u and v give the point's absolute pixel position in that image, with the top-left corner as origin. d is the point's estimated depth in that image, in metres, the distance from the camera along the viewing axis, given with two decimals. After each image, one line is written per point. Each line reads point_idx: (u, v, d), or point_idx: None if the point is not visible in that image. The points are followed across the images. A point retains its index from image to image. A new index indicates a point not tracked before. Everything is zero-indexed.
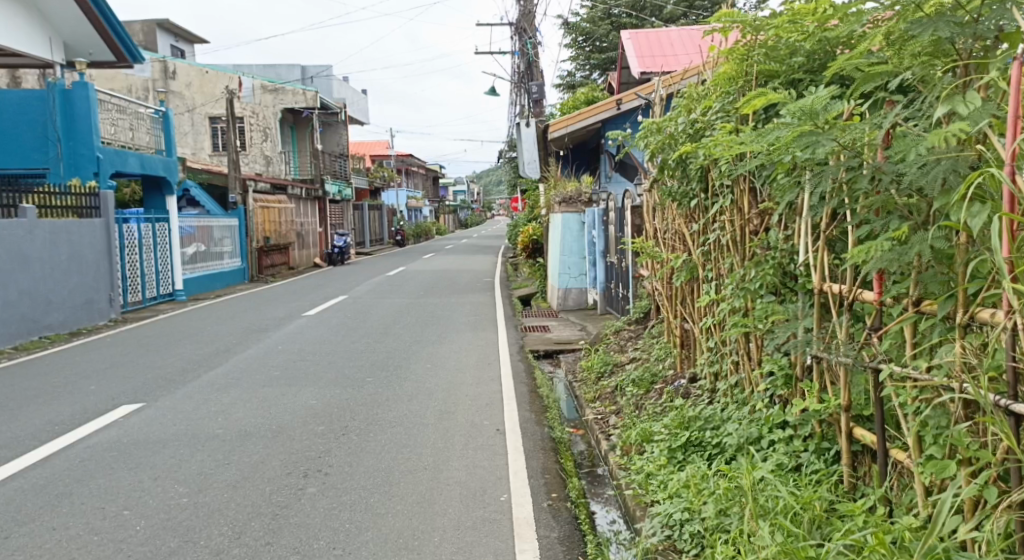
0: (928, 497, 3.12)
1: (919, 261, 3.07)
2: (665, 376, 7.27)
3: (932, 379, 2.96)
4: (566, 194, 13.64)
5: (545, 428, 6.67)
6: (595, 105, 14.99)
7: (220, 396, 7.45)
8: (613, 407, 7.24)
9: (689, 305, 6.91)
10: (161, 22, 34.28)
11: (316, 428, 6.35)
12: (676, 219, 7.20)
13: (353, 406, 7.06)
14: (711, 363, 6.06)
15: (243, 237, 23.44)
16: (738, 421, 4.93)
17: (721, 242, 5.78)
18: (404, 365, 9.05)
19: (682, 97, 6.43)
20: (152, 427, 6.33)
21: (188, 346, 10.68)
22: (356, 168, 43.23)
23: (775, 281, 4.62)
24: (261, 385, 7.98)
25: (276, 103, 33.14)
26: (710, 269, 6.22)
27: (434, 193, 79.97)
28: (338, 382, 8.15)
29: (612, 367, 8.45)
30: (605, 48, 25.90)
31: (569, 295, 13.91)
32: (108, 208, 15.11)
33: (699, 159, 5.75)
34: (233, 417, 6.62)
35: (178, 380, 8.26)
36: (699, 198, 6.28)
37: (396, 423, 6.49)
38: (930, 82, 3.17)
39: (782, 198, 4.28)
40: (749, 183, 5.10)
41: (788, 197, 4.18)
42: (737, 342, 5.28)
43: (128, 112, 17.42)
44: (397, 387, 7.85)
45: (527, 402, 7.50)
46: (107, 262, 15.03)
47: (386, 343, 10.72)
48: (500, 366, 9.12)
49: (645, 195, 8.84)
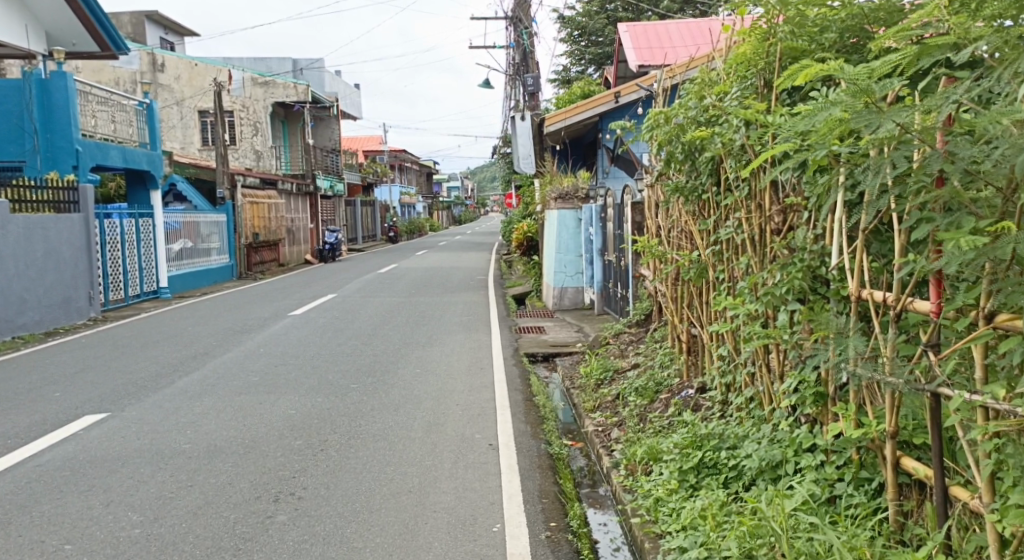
0: (1005, 550, 2.65)
1: (997, 267, 2.61)
2: (671, 385, 6.80)
3: (1014, 412, 2.50)
4: (563, 190, 13.20)
5: (541, 442, 6.16)
6: (592, 97, 14.49)
7: (192, 406, 6.93)
8: (615, 418, 6.73)
9: (696, 309, 6.47)
10: (150, 14, 33.59)
11: (293, 442, 5.83)
12: (683, 216, 6.74)
13: (335, 417, 6.55)
14: (724, 373, 5.59)
15: (231, 234, 22.87)
16: (760, 440, 4.44)
17: (736, 242, 5.31)
18: (392, 370, 8.54)
19: (690, 85, 5.97)
20: (112, 441, 5.80)
21: (166, 347, 10.15)
22: (348, 163, 42.63)
23: (803, 287, 4.10)
24: (238, 392, 7.45)
25: (267, 97, 32.35)
26: (722, 272, 5.75)
27: (429, 189, 79.56)
28: (320, 389, 7.62)
29: (613, 375, 7.94)
30: (601, 43, 25.44)
31: (565, 294, 13.40)
32: (87, 203, 14.54)
33: (713, 148, 5.31)
34: (204, 430, 6.09)
35: (149, 387, 7.73)
36: (709, 193, 5.86)
37: (380, 437, 5.99)
38: (1008, 55, 2.75)
39: (820, 191, 3.81)
40: (771, 176, 4.67)
41: (828, 191, 3.72)
42: (756, 352, 4.80)
43: (110, 104, 16.80)
44: (382, 396, 7.34)
45: (522, 412, 6.98)
46: (86, 259, 14.44)
47: (373, 345, 10.20)
48: (494, 371, 8.62)
49: (647, 192, 8.35)
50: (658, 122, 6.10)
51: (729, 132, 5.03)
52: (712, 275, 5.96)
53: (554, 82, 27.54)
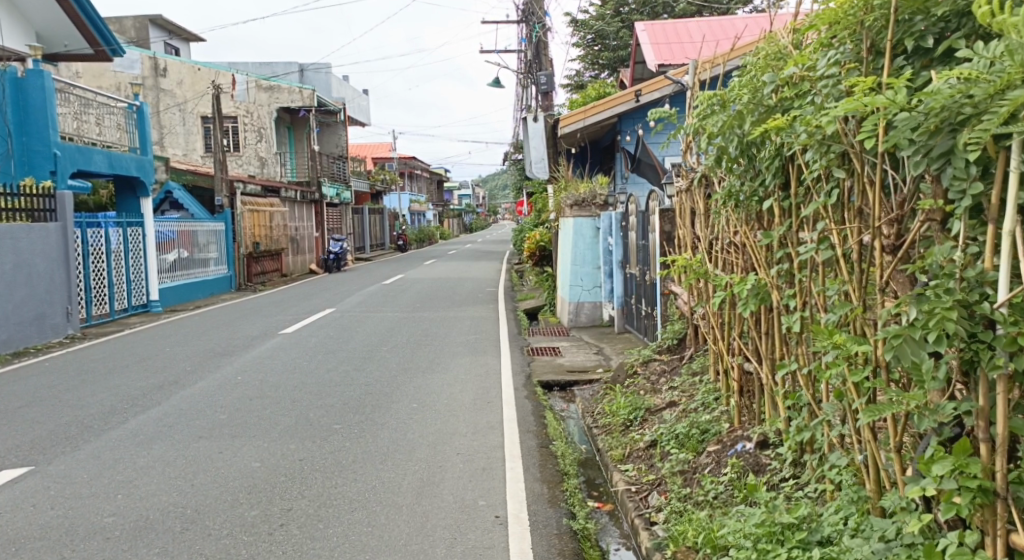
0: None
1: None
2: (719, 432, 5.57)
3: None
4: (579, 196, 11.89)
5: (563, 512, 4.88)
6: (611, 96, 13.28)
7: (137, 454, 5.68)
8: (650, 474, 5.48)
9: (755, 340, 5.27)
10: (154, 18, 32.54)
11: (248, 513, 4.60)
12: (733, 224, 5.48)
13: (307, 473, 5.29)
14: (800, 428, 4.45)
15: (229, 242, 21.67)
16: (871, 539, 3.28)
17: (819, 260, 4.14)
18: (385, 405, 7.29)
19: (753, 60, 4.73)
20: (17, 513, 4.58)
21: (133, 375, 8.89)
22: (355, 170, 41.49)
23: (958, 333, 2.83)
24: (197, 436, 6.18)
25: (271, 102, 31.23)
26: (793, 297, 4.59)
27: (439, 197, 78.35)
28: (298, 431, 6.34)
29: (644, 415, 6.63)
30: (615, 47, 24.14)
31: (581, 310, 12.09)
32: (65, 211, 13.37)
33: (792, 141, 4.04)
34: (140, 493, 4.85)
35: (94, 428, 6.45)
36: (774, 198, 4.65)
37: (357, 505, 4.77)
38: None
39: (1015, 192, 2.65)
40: (883, 173, 3.48)
41: None
42: (858, 412, 3.62)
43: (94, 106, 15.53)
44: (368, 441, 6.09)
45: (537, 466, 5.71)
46: (64, 271, 13.25)
47: (367, 372, 8.95)
48: (504, 408, 7.34)
49: (679, 195, 7.03)
50: (711, 108, 5.02)
51: (812, 116, 3.80)
52: (776, 298, 4.74)
53: (567, 87, 26.31)
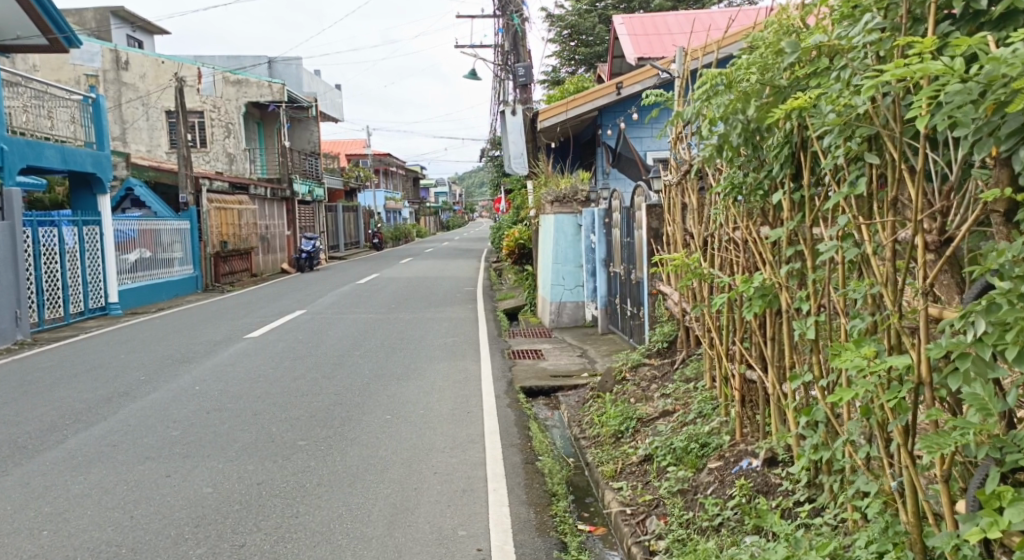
0: None
1: None
2: (719, 446, 5.07)
3: None
4: (559, 193, 11.19)
5: (552, 542, 4.36)
6: (591, 89, 12.76)
7: (71, 480, 5.10)
8: (645, 494, 4.97)
9: (758, 345, 4.77)
10: (116, 10, 31.57)
11: (193, 551, 4.05)
12: (732, 216, 4.97)
13: (265, 500, 4.74)
14: (815, 446, 3.95)
15: (196, 242, 20.95)
16: None
17: (839, 258, 3.64)
18: (355, 418, 6.74)
19: (760, 35, 4.21)
20: None
21: (80, 385, 8.26)
22: (329, 167, 40.71)
23: None
24: (144, 456, 5.61)
25: (239, 96, 30.34)
26: (805, 300, 4.11)
27: (416, 194, 77.56)
28: (257, 449, 5.78)
29: (636, 425, 6.13)
30: (592, 42, 23.60)
31: (563, 310, 11.61)
32: (12, 210, 12.70)
33: (813, 122, 3.53)
34: (70, 529, 4.29)
35: (28, 449, 5.85)
36: (784, 189, 4.15)
37: (320, 538, 4.23)
38: None
39: None
40: (927, 159, 2.99)
41: None
42: (896, 435, 3.12)
43: (47, 98, 14.77)
44: (335, 459, 5.55)
45: (522, 486, 5.20)
46: (11, 272, 12.55)
47: (337, 379, 8.40)
48: (484, 419, 6.82)
49: (667, 188, 6.52)
50: (710, 90, 4.50)
51: (838, 93, 3.30)
52: (786, 300, 4.25)
53: (544, 83, 25.77)
